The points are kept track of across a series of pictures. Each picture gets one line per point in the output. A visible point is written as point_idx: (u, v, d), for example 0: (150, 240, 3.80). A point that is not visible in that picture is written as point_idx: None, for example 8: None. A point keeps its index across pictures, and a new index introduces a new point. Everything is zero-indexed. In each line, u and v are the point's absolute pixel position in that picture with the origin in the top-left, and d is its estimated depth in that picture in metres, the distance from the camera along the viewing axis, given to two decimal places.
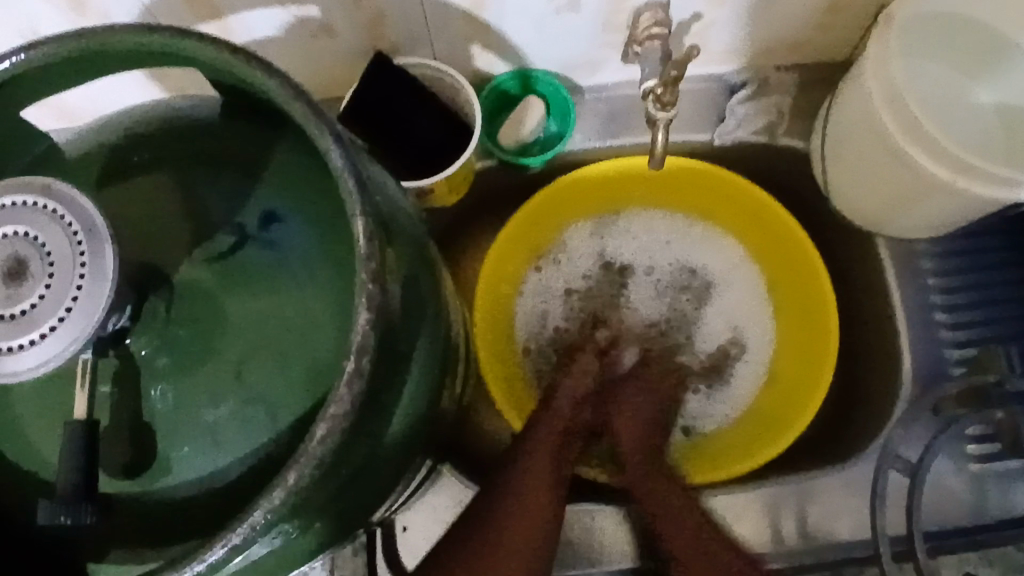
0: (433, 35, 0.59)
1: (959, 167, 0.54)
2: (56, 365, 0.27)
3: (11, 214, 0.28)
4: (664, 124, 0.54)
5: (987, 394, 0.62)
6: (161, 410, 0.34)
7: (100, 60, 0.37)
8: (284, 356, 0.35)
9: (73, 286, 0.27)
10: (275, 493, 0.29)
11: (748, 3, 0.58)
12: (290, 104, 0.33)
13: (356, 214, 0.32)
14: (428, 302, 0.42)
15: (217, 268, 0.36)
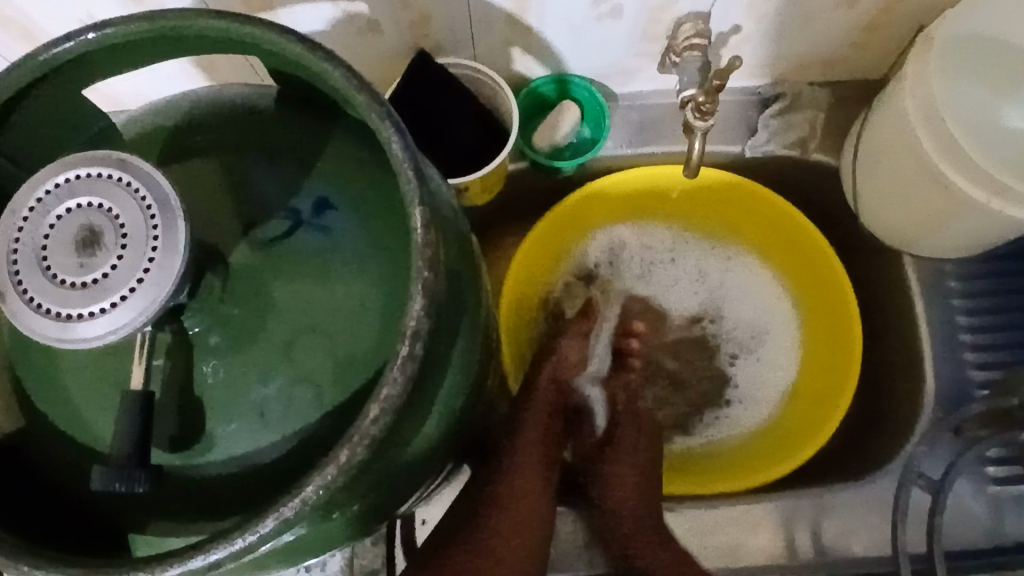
0: (476, 37, 0.60)
1: (994, 188, 0.55)
2: (125, 334, 0.27)
3: (87, 187, 0.28)
4: (701, 132, 0.55)
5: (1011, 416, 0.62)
6: (211, 385, 0.35)
7: (161, 43, 0.37)
8: (334, 339, 0.36)
9: (146, 258, 0.28)
10: (328, 469, 0.30)
11: (788, 17, 0.59)
12: (352, 93, 0.34)
13: (414, 204, 0.33)
14: (469, 296, 0.42)
15: (269, 251, 0.37)
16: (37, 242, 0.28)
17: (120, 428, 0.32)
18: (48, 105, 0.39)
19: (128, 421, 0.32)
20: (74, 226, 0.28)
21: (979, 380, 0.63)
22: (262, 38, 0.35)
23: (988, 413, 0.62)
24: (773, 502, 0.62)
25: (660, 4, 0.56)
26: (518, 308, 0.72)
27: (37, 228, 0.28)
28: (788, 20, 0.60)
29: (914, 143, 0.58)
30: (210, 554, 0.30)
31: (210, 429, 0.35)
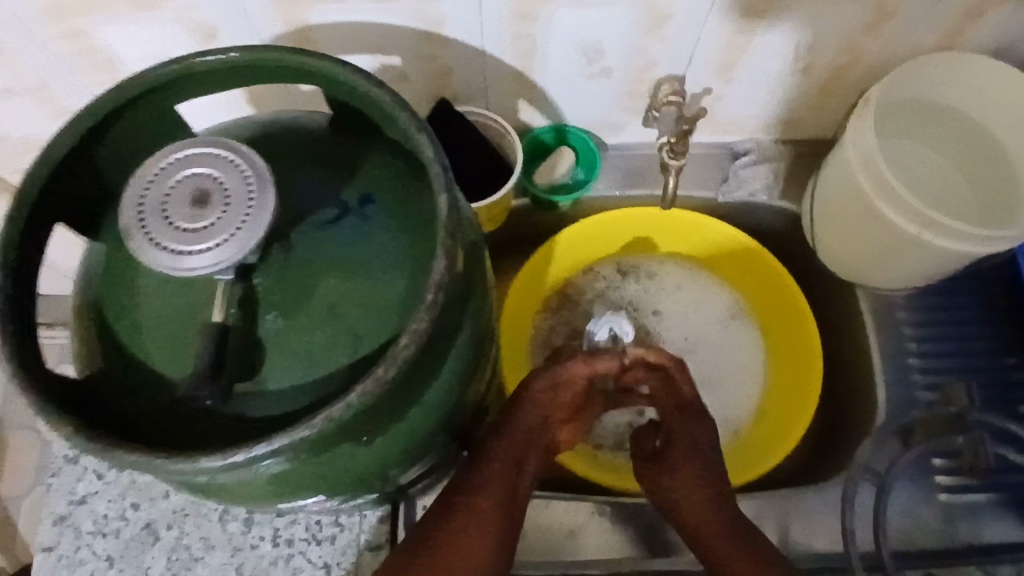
0: (488, 89, 0.72)
1: (924, 222, 0.65)
2: (220, 269, 0.36)
3: (203, 162, 0.38)
4: (675, 169, 0.67)
5: (953, 429, 0.69)
6: (271, 331, 0.44)
7: (244, 73, 0.49)
8: (369, 300, 0.45)
9: (244, 213, 0.37)
10: (370, 379, 0.38)
11: (751, 80, 0.71)
12: (397, 112, 0.46)
13: (442, 193, 0.43)
14: (477, 285, 0.51)
15: (319, 231, 0.46)
16: (159, 200, 0.38)
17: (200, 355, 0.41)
18: (148, 115, 0.49)
19: (211, 342, 0.41)
20: (191, 190, 0.38)
21: (926, 399, 0.71)
22: (331, 70, 0.46)
23: (932, 424, 0.70)
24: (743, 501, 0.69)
25: (642, 65, 0.68)
26: (521, 320, 0.82)
27: (159, 188, 0.38)
28: (751, 84, 0.71)
29: (856, 187, 0.68)
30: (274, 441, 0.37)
31: (267, 364, 0.43)
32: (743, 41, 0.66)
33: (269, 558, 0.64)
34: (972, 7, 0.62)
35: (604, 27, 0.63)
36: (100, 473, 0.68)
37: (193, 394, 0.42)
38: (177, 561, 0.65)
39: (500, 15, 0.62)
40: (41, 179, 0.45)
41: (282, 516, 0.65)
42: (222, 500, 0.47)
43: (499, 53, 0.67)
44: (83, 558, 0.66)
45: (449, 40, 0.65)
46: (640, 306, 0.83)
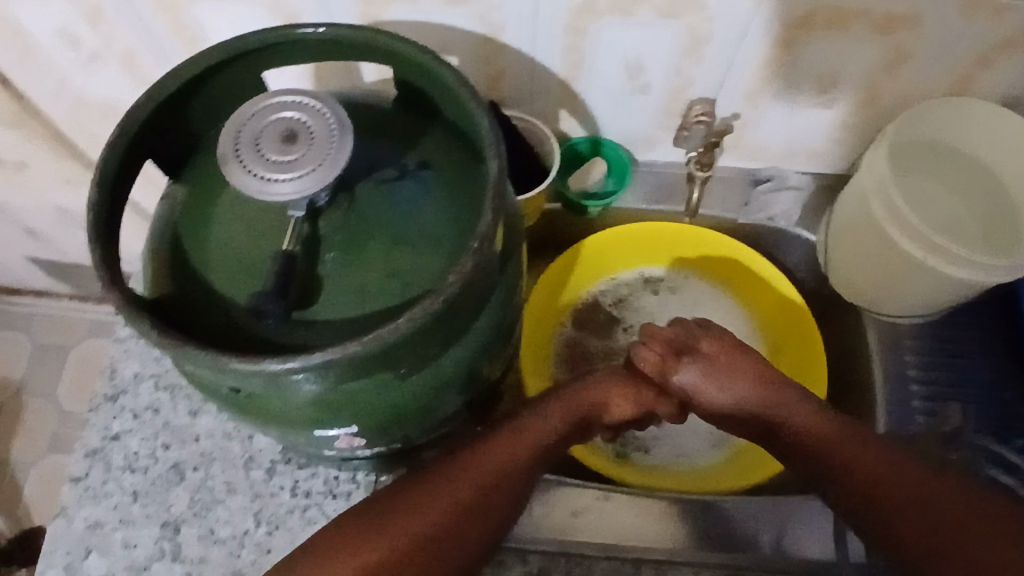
0: (535, 96, 0.78)
1: (930, 247, 0.70)
2: (299, 196, 0.41)
3: (295, 108, 0.44)
4: (700, 180, 0.78)
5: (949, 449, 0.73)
6: (331, 269, 0.48)
7: (326, 48, 0.54)
8: (418, 250, 0.49)
9: (325, 152, 0.43)
10: (421, 308, 0.43)
11: (779, 110, 0.76)
12: (460, 89, 0.51)
13: (493, 160, 0.48)
14: (515, 257, 0.56)
15: (380, 188, 0.51)
16: (254, 135, 0.43)
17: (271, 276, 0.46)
18: (237, 76, 0.55)
19: (279, 268, 0.47)
20: (282, 129, 0.43)
21: (924, 423, 0.75)
22: (404, 49, 0.52)
23: (928, 445, 0.73)
24: (741, 502, 0.72)
25: (679, 85, 0.74)
26: (543, 318, 0.86)
27: (256, 124, 0.44)
28: (778, 113, 0.77)
29: (870, 214, 0.74)
30: (331, 352, 0.42)
31: (323, 295, 0.48)
32: (773, 71, 0.71)
33: (287, 506, 0.68)
34: (986, 57, 0.68)
35: (646, 46, 0.69)
36: (137, 413, 0.72)
37: (260, 309, 0.47)
38: (199, 501, 0.68)
39: (553, 26, 0.68)
40: (142, 118, 0.50)
41: (303, 469, 0.69)
42: (264, 419, 0.52)
43: (548, 62, 0.73)
44: (110, 491, 0.70)
45: (505, 46, 0.71)
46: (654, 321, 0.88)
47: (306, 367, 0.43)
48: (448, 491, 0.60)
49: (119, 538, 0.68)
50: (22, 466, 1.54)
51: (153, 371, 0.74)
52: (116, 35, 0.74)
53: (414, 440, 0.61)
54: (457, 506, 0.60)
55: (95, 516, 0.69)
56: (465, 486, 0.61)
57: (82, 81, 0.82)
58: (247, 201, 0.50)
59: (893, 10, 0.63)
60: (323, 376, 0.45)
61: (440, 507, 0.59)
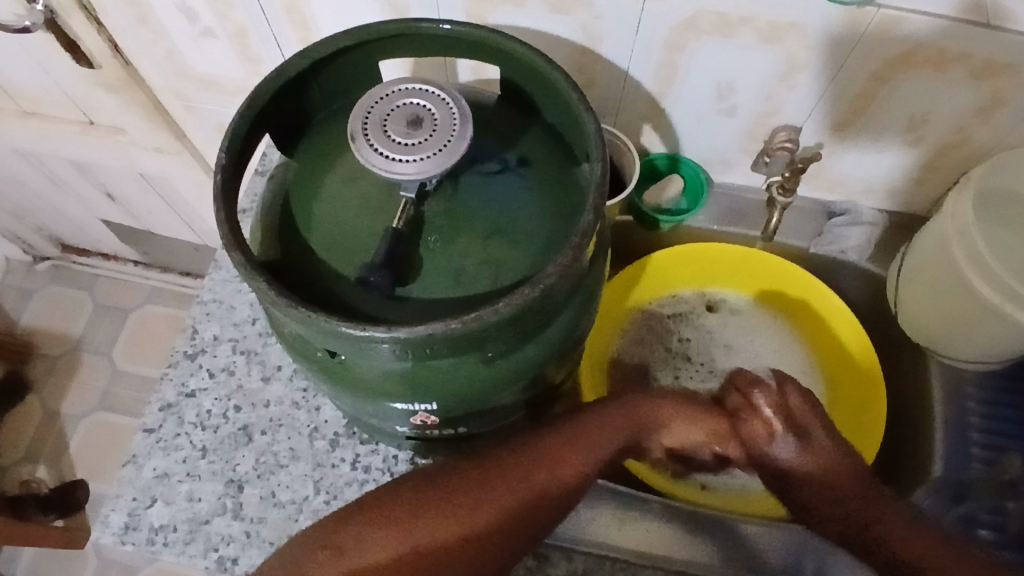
0: (621, 109, 0.80)
1: (1007, 295, 0.70)
2: (418, 180, 0.44)
3: (422, 96, 0.47)
4: (781, 205, 0.79)
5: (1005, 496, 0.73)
6: (431, 251, 0.51)
7: (442, 42, 0.57)
8: (515, 241, 0.51)
9: (446, 139, 0.45)
10: (518, 295, 0.45)
11: (863, 144, 0.77)
12: (568, 92, 0.53)
13: (596, 162, 0.50)
14: (600, 258, 0.57)
15: (483, 179, 0.53)
16: (380, 115, 0.46)
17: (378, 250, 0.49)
18: (355, 62, 0.58)
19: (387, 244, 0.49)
20: (407, 114, 0.46)
21: (982, 471, 0.74)
22: (519, 51, 0.54)
23: (983, 488, 0.73)
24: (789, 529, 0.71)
25: (765, 111, 0.75)
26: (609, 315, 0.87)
27: (384, 107, 0.46)
28: (861, 147, 0.77)
29: (948, 256, 0.73)
30: (430, 328, 0.45)
31: (423, 274, 0.50)
32: (863, 105, 0.72)
33: (346, 479, 0.70)
34: None
35: (740, 69, 0.71)
36: (212, 373, 0.76)
37: (364, 281, 0.49)
38: (262, 463, 0.71)
39: (651, 42, 0.70)
40: (270, 91, 0.53)
41: (365, 444, 0.72)
42: (349, 387, 0.54)
43: (640, 77, 0.74)
44: (180, 444, 0.73)
45: (601, 57, 0.73)
46: (712, 342, 0.88)
47: (408, 338, 0.45)
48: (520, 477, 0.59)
49: (184, 490, 0.71)
50: (71, 417, 1.60)
51: (231, 335, 0.77)
52: (232, 14, 0.78)
53: (475, 428, 0.63)
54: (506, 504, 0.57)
55: (164, 467, 0.72)
56: (516, 482, 0.58)
57: (191, 54, 0.86)
58: (359, 179, 0.53)
59: (993, 57, 0.64)
60: (419, 349, 0.47)
61: (485, 498, 0.57)
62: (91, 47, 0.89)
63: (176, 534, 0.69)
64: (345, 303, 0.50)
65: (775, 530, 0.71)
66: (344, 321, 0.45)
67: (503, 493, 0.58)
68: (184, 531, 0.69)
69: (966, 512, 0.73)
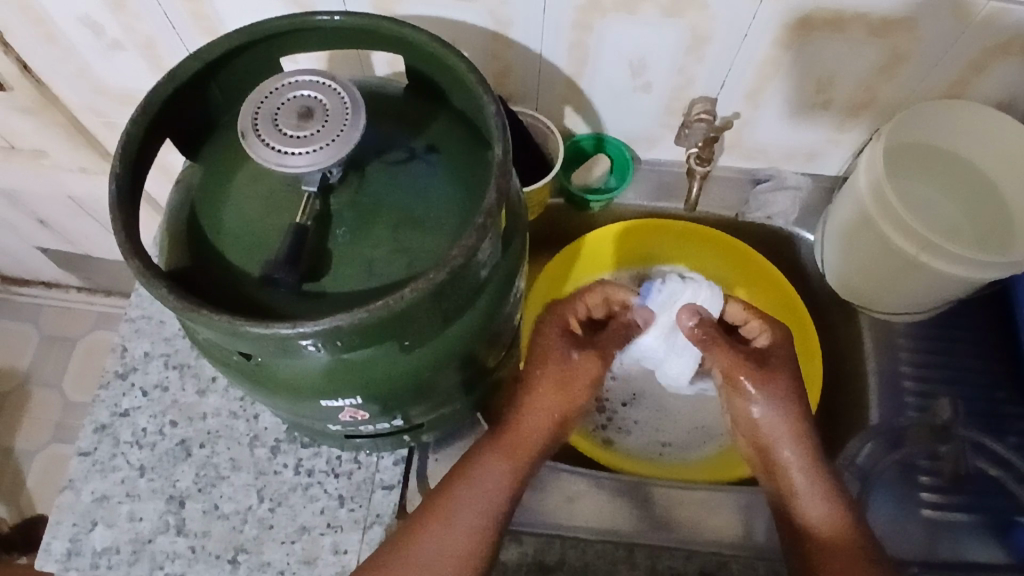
0: (541, 93, 0.80)
1: (923, 246, 0.72)
2: (313, 170, 0.45)
3: (310, 87, 0.48)
4: (700, 174, 0.79)
5: (941, 437, 0.75)
6: (340, 243, 0.50)
7: (339, 35, 0.57)
8: (424, 227, 0.51)
9: (337, 130, 0.46)
10: (424, 279, 0.45)
11: (778, 110, 0.78)
12: (468, 75, 0.53)
13: (498, 141, 0.50)
14: (519, 237, 0.57)
15: (391, 167, 0.52)
16: (271, 109, 0.47)
17: (284, 247, 0.48)
18: (253, 61, 0.57)
19: (292, 240, 0.49)
20: (298, 107, 0.47)
21: (916, 417, 0.76)
22: (416, 38, 0.54)
23: (921, 433, 0.76)
24: (736, 493, 0.73)
25: (680, 85, 0.76)
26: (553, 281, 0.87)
27: (274, 101, 0.47)
28: (777, 114, 0.79)
29: (865, 212, 0.75)
30: (336, 318, 0.44)
31: (333, 268, 0.50)
32: (771, 72, 0.74)
33: (290, 484, 0.70)
34: (977, 61, 0.70)
35: (649, 45, 0.72)
36: (146, 390, 0.74)
37: (271, 278, 0.49)
38: (204, 477, 0.70)
39: (560, 22, 0.70)
40: (164, 95, 0.53)
41: (306, 448, 0.71)
42: (271, 389, 0.54)
43: (554, 59, 0.75)
44: (117, 465, 0.71)
45: (513, 42, 0.73)
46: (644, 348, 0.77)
47: (316, 331, 0.45)
48: (441, 531, 0.63)
49: (125, 511, 0.69)
50: (26, 454, 1.55)
51: (163, 350, 0.76)
52: (138, 23, 0.76)
53: (414, 418, 0.63)
54: (490, 516, 0.65)
55: (103, 489, 0.70)
56: (482, 499, 0.65)
57: (102, 68, 0.84)
58: (261, 178, 0.52)
59: (888, 14, 0.66)
60: (332, 343, 0.47)
61: (473, 519, 0.64)
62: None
63: (119, 556, 0.68)
64: (261, 303, 0.49)
65: (724, 495, 0.73)
66: (252, 320, 0.45)
67: (478, 511, 0.64)
68: (127, 552, 0.68)
69: (904, 458, 0.75)
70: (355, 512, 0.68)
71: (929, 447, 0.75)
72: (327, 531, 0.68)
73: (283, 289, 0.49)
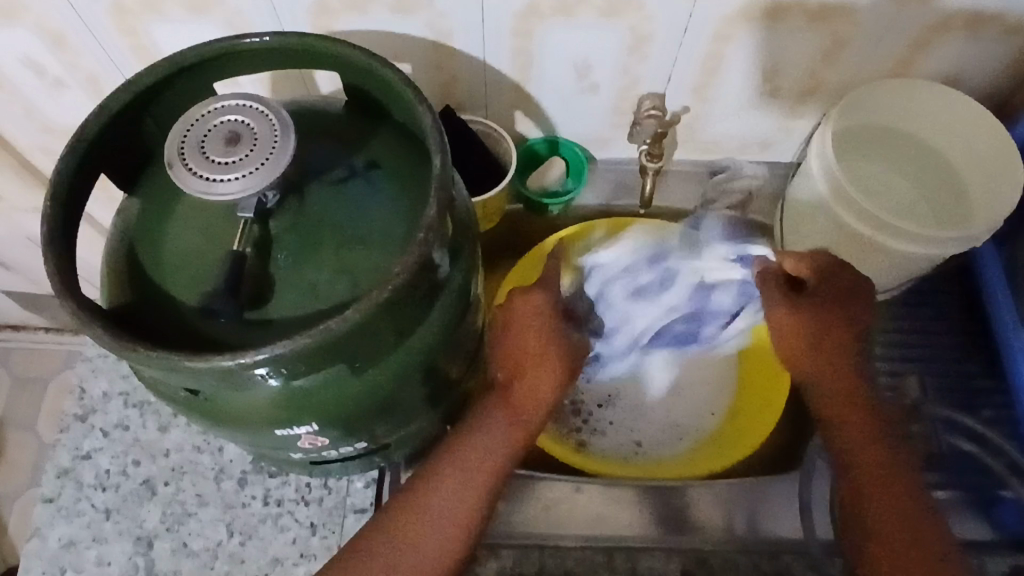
0: (490, 100, 0.79)
1: (876, 226, 0.72)
2: (246, 195, 0.44)
3: (239, 112, 0.47)
4: (652, 171, 0.79)
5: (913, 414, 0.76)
6: (283, 267, 0.49)
7: (270, 57, 0.56)
8: (367, 245, 0.50)
9: (267, 154, 0.45)
10: (366, 300, 0.45)
11: (725, 104, 0.79)
12: (403, 89, 0.52)
13: (436, 153, 0.50)
14: (469, 248, 0.56)
15: (330, 188, 0.51)
16: (197, 138, 0.46)
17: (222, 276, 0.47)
18: (185, 90, 0.56)
19: (230, 268, 0.47)
20: (225, 132, 0.46)
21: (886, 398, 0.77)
22: (348, 54, 0.53)
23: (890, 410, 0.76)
24: (712, 489, 0.73)
25: (627, 84, 0.76)
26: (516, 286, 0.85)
27: (201, 128, 0.46)
28: (726, 106, 0.79)
29: (818, 198, 0.75)
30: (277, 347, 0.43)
31: (276, 294, 0.49)
32: (716, 66, 0.74)
33: (259, 516, 0.68)
34: (914, 42, 0.70)
35: (591, 46, 0.71)
36: (107, 431, 0.73)
37: (212, 309, 0.48)
38: (171, 515, 0.68)
39: (500, 29, 0.69)
40: (92, 130, 0.51)
41: (275, 478, 0.70)
42: (224, 423, 0.52)
43: (498, 67, 0.74)
44: (81, 510, 0.69)
45: (456, 52, 0.73)
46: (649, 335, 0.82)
47: (259, 362, 0.44)
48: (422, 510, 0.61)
49: (93, 556, 0.68)
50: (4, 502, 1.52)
51: (121, 388, 0.75)
52: (74, 58, 0.75)
53: (378, 439, 0.62)
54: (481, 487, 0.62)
55: (68, 535, 0.68)
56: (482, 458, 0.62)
57: (43, 107, 0.82)
58: (198, 208, 0.51)
59: (823, 1, 0.66)
60: (277, 371, 0.46)
61: (463, 496, 0.61)
62: None
63: None
64: (205, 335, 0.48)
65: (700, 491, 0.73)
66: (191, 354, 0.44)
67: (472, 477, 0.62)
68: None
69: None
70: (328, 539, 0.67)
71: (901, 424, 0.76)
72: (300, 561, 0.66)
73: (226, 323, 0.48)
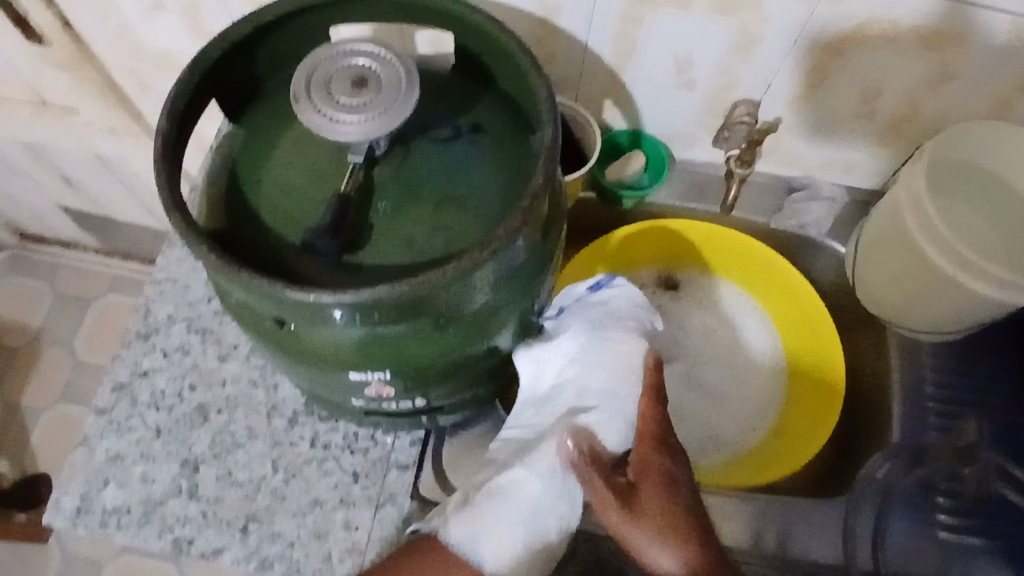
0: (582, 82, 0.79)
1: (959, 264, 0.70)
2: (365, 138, 0.45)
3: (368, 57, 0.48)
4: (739, 177, 0.79)
5: (962, 458, 0.75)
6: (382, 215, 0.50)
7: (389, 7, 0.56)
8: (465, 205, 0.50)
9: (390, 99, 0.46)
10: (465, 259, 0.45)
11: (818, 119, 0.77)
12: (521, 57, 0.52)
13: (548, 124, 0.50)
14: (558, 224, 0.56)
15: (436, 145, 0.52)
16: (325, 76, 0.47)
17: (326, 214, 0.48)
18: (302, 28, 0.57)
19: (335, 209, 0.48)
20: (353, 73, 0.47)
21: (939, 437, 0.76)
22: (470, 15, 0.53)
23: (941, 450, 0.75)
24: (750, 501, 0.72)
25: (723, 85, 0.75)
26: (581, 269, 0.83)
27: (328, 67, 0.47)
28: (818, 121, 0.78)
29: (903, 227, 0.74)
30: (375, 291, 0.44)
31: (373, 241, 0.49)
32: (818, 79, 0.73)
33: (305, 457, 0.70)
34: None
35: (696, 41, 0.71)
36: (167, 352, 0.74)
37: (311, 246, 0.49)
38: (219, 443, 0.70)
39: (609, 12, 0.69)
40: (213, 56, 0.52)
41: (324, 422, 0.71)
42: (298, 359, 0.53)
43: (599, 50, 0.74)
44: (133, 426, 0.71)
45: (559, 29, 0.72)
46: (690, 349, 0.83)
47: (352, 302, 0.44)
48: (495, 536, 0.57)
49: (139, 471, 0.69)
50: (32, 412, 1.55)
51: (186, 314, 0.76)
52: None
53: (435, 401, 0.63)
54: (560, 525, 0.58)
55: (118, 448, 0.70)
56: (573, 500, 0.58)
57: (142, 29, 0.84)
58: (305, 146, 0.52)
59: (941, 27, 0.65)
60: (366, 314, 0.46)
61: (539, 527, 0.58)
62: (43, 24, 0.87)
63: (129, 516, 0.68)
64: (299, 270, 0.49)
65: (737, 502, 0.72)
66: (290, 285, 0.45)
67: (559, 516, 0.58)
68: (137, 513, 0.68)
69: (924, 477, 0.74)
70: (368, 489, 0.68)
71: (950, 465, 0.75)
72: (339, 506, 0.67)
73: (321, 261, 0.49)
